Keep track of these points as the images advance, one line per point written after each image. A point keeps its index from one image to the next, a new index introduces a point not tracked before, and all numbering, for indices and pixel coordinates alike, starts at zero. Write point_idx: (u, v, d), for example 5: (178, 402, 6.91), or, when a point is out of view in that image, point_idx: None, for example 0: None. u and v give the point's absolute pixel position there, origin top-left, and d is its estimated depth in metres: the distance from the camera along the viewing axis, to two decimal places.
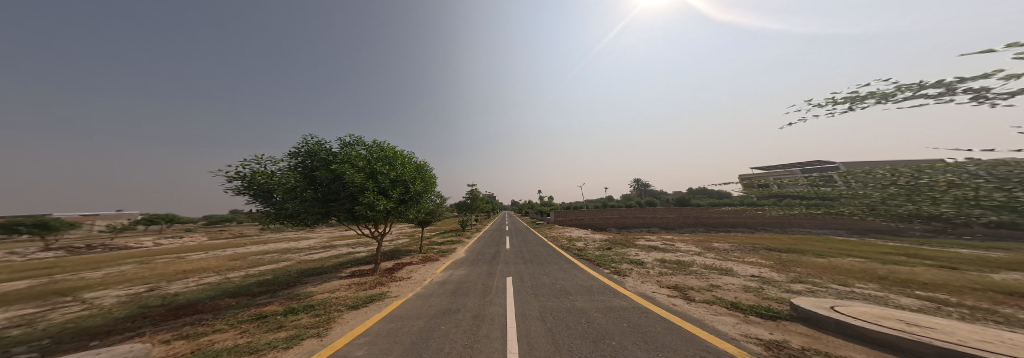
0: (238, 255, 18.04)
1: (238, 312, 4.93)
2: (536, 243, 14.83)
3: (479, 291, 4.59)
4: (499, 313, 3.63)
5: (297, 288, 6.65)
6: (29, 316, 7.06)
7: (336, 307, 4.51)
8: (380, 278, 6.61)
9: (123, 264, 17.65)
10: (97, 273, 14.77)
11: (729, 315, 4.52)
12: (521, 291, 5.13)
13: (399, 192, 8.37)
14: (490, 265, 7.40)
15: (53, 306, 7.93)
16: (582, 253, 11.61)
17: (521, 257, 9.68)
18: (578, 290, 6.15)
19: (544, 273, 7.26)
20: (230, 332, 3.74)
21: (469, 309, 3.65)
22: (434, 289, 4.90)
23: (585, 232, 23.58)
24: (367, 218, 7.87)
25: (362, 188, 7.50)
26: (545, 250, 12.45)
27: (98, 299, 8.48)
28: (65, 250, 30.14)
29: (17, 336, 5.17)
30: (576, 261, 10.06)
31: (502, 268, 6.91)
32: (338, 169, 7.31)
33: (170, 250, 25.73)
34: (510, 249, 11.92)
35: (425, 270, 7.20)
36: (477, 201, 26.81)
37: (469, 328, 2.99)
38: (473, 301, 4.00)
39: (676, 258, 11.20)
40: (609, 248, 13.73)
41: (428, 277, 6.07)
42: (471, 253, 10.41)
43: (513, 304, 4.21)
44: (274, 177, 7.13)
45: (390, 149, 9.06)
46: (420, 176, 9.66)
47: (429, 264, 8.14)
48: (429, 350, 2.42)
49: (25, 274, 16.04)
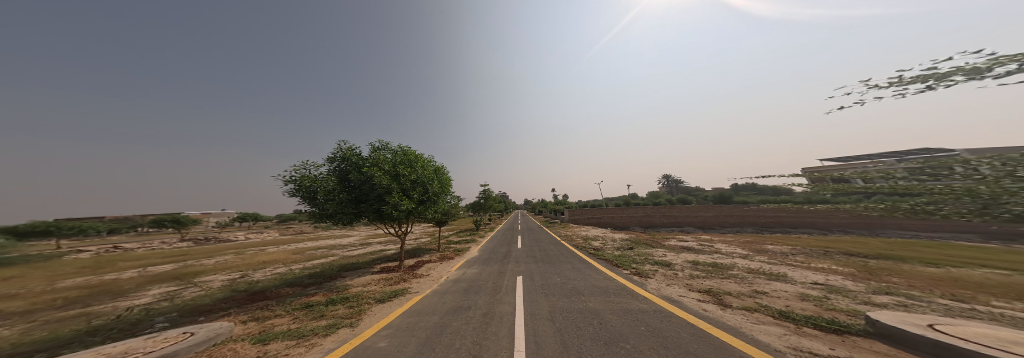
0: (299, 249, 20.80)
1: (292, 300, 5.76)
2: (552, 242, 14.91)
3: (489, 290, 4.84)
4: (507, 312, 3.84)
5: (338, 281, 7.52)
6: (168, 292, 9.06)
7: (366, 300, 5.08)
8: (403, 274, 7.22)
9: (224, 253, 21.70)
10: (210, 259, 18.37)
11: (777, 325, 4.23)
12: (531, 290, 5.30)
13: (419, 192, 8.97)
14: (503, 263, 7.68)
15: (182, 285, 10.09)
16: (598, 253, 11.43)
17: (532, 255, 9.81)
18: (592, 291, 6.16)
19: (556, 273, 7.34)
20: (287, 318, 4.43)
21: (479, 307, 3.92)
22: (448, 286, 5.28)
23: (602, 232, 23.02)
24: (392, 218, 8.53)
25: (388, 189, 8.17)
26: (559, 249, 12.47)
27: (209, 281, 10.55)
28: (188, 240, 37.93)
29: (160, 307, 6.70)
30: (592, 260, 9.98)
31: (512, 267, 7.12)
32: (368, 171, 8.05)
33: (254, 243, 30.76)
34: (525, 247, 12.15)
35: (442, 268, 7.67)
36: (489, 201, 27.32)
37: (479, 325, 3.25)
38: (483, 299, 4.26)
39: (711, 260, 10.55)
40: (630, 248, 13.37)
41: (444, 275, 6.48)
42: (483, 252, 10.69)
43: (522, 303, 4.41)
44: (317, 180, 8.04)
45: (411, 152, 9.71)
46: (437, 178, 10.24)
47: (446, 262, 8.61)
48: (442, 345, 2.70)
49: (161, 258, 20.55)
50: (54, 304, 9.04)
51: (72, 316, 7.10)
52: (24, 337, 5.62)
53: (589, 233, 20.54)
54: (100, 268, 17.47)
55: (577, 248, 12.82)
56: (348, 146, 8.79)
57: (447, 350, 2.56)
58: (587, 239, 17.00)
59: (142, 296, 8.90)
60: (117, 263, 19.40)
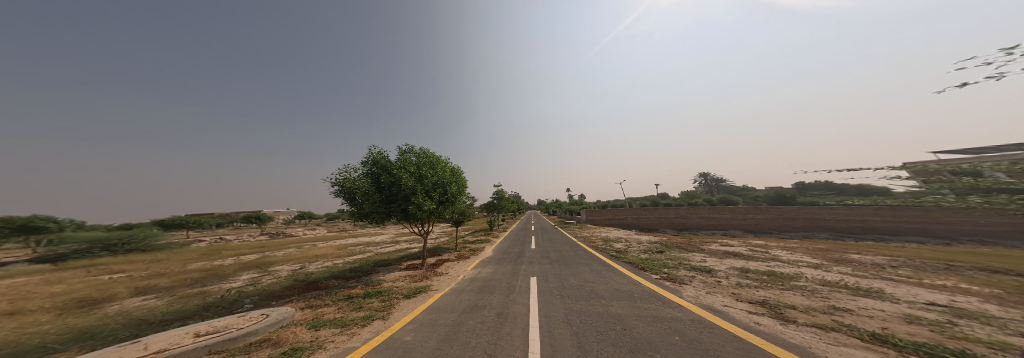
0: (343, 246, 23.21)
1: (338, 291, 6.52)
2: (569, 243, 14.75)
3: (504, 289, 4.99)
4: (523, 312, 3.96)
5: (374, 275, 8.29)
6: (255, 278, 10.89)
7: (395, 294, 5.56)
8: (426, 272, 7.72)
9: (290, 246, 25.33)
10: (281, 251, 21.66)
11: (869, 350, 3.39)
12: (546, 291, 5.38)
13: (439, 193, 9.50)
14: (520, 263, 7.80)
15: (261, 273, 12.03)
16: (621, 255, 10.97)
17: (546, 256, 9.79)
18: (614, 295, 5.99)
19: (572, 275, 7.25)
20: (333, 307, 5.05)
21: (494, 306, 4.08)
22: (465, 285, 5.52)
23: (628, 233, 21.83)
24: (416, 218, 9.14)
25: (413, 190, 8.80)
26: (577, 250, 12.23)
27: (278, 270, 12.39)
28: (265, 234, 45.21)
29: (246, 290, 8.12)
30: (614, 263, 9.61)
31: (526, 268, 7.18)
32: (395, 173, 8.77)
33: (312, 238, 35.35)
34: (542, 247, 12.22)
35: (459, 267, 8.03)
36: (503, 201, 27.64)
37: (493, 324, 3.40)
38: (498, 299, 4.43)
39: (767, 268, 9.45)
40: (659, 251, 12.54)
41: (461, 274, 6.77)
42: (496, 252, 10.84)
43: (537, 304, 4.49)
44: (354, 182, 8.95)
45: (432, 155, 10.30)
46: (455, 179, 10.71)
47: (464, 262, 8.97)
48: (459, 342, 2.91)
49: (248, 249, 24.79)
50: (183, 281, 11.51)
51: (193, 292, 8.98)
52: (166, 307, 7.24)
53: (613, 235, 19.67)
54: (209, 255, 21.81)
55: (596, 250, 12.43)
56: (378, 150, 9.63)
57: (463, 348, 2.75)
58: (609, 240, 16.46)
59: (236, 280, 10.82)
60: (220, 251, 24.03)
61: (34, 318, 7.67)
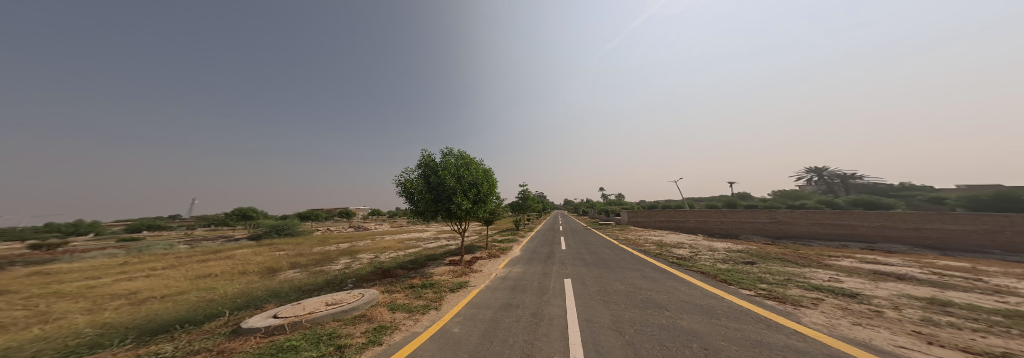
0: (404, 239, 26.81)
1: (403, 280, 7.58)
2: (609, 245, 13.74)
3: (536, 290, 4.96)
4: (559, 315, 3.87)
5: (427, 268, 9.34)
6: (353, 262, 13.76)
7: (443, 287, 6.17)
8: (464, 268, 8.30)
9: (368, 238, 30.76)
10: (365, 241, 26.63)
11: None
12: (584, 295, 5.13)
13: (475, 193, 10.11)
14: (557, 264, 7.65)
15: (352, 259, 14.95)
16: (685, 263, 9.61)
17: (581, 258, 9.25)
18: (683, 308, 5.02)
19: (618, 280, 6.65)
20: (400, 293, 5.93)
21: (528, 306, 4.12)
22: (498, 283, 5.70)
23: (689, 238, 18.85)
24: (455, 216, 9.91)
25: (454, 190, 9.63)
26: (621, 253, 11.17)
27: (362, 258, 15.17)
28: (353, 226, 56.36)
29: (347, 272, 10.32)
30: (678, 272, 8.37)
31: (558, 268, 7.01)
32: (440, 175, 9.71)
33: (383, 232, 42.29)
34: (578, 247, 11.77)
35: (491, 265, 8.40)
36: (528, 202, 27.36)
37: (529, 324, 3.45)
38: (531, 299, 4.44)
39: (999, 306, 5.42)
40: (736, 262, 10.38)
41: (494, 272, 7.07)
42: (525, 252, 10.84)
43: (573, 307, 4.33)
44: (411, 182, 10.19)
45: (468, 157, 10.96)
46: (488, 180, 11.17)
47: (496, 260, 9.34)
48: (498, 336, 3.04)
49: (344, 238, 31.49)
50: (310, 261, 15.43)
51: (317, 270, 11.92)
52: (307, 279, 9.79)
53: (668, 240, 17.11)
54: (323, 241, 28.70)
55: (647, 255, 11.12)
56: (427, 154, 10.76)
57: (501, 341, 2.88)
58: (663, 245, 14.50)
59: (337, 263, 13.79)
60: (328, 239, 31.31)
61: (252, 276, 11.79)
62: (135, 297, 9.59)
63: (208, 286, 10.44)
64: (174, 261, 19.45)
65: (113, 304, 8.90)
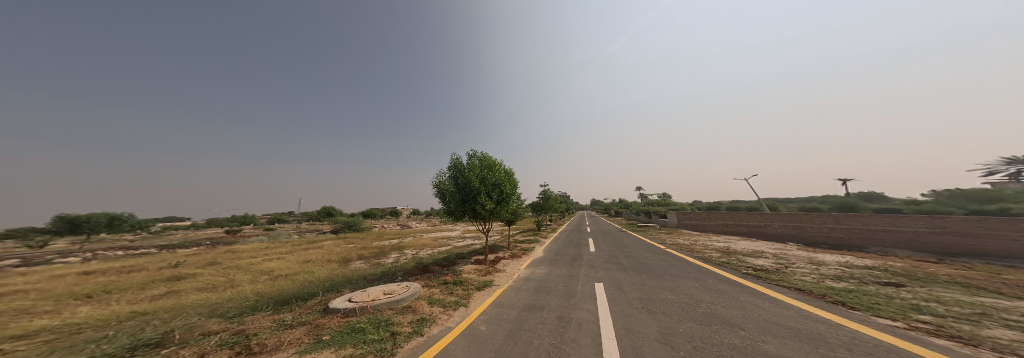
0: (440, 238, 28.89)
1: (437, 276, 8.17)
2: (651, 249, 12.45)
3: (561, 293, 4.67)
4: (589, 321, 3.55)
5: (457, 266, 9.89)
6: (400, 256, 15.42)
7: (471, 285, 6.47)
8: (488, 267, 8.54)
9: (410, 235, 34.06)
10: (408, 238, 29.52)
11: None
12: (619, 303, 4.67)
13: (498, 193, 10.32)
14: (591, 267, 7.21)
15: (400, 254, 16.75)
16: (755, 273, 8.06)
17: (613, 262, 8.55)
18: (759, 324, 4.00)
19: (661, 290, 5.89)
20: (435, 289, 6.41)
21: (553, 309, 3.71)
22: (521, 284, 5.67)
23: (754, 244, 15.85)
24: (480, 216, 10.30)
25: (478, 191, 10.00)
26: (667, 259, 9.97)
27: (408, 253, 16.86)
28: (399, 224, 63.37)
29: (396, 265, 11.67)
30: (750, 282, 6.99)
31: (586, 271, 6.60)
32: (466, 177, 10.20)
33: (422, 230, 46.39)
34: (613, 250, 10.97)
35: (514, 265, 8.43)
36: (550, 202, 26.57)
37: (556, 327, 2.96)
38: (557, 301, 4.13)
39: None
40: (820, 272, 8.35)
41: (517, 272, 7.07)
42: (549, 253, 10.60)
43: (606, 314, 3.97)
44: (442, 184, 10.98)
45: (491, 158, 11.22)
46: (509, 181, 11.28)
47: (519, 260, 9.33)
48: (525, 332, 2.61)
49: (393, 235, 35.62)
50: (369, 254, 17.86)
51: (375, 262, 13.76)
52: (369, 269, 11.42)
53: (718, 245, 14.83)
54: (377, 237, 32.90)
55: (704, 263, 9.56)
56: (455, 157, 11.40)
57: (529, 335, 2.54)
58: (719, 251, 12.48)
59: (389, 257, 15.67)
60: (382, 235, 35.80)
61: (333, 264, 14.29)
62: (278, 273, 12.69)
63: (310, 269, 13.02)
64: (291, 247, 25.10)
65: (263, 277, 11.90)
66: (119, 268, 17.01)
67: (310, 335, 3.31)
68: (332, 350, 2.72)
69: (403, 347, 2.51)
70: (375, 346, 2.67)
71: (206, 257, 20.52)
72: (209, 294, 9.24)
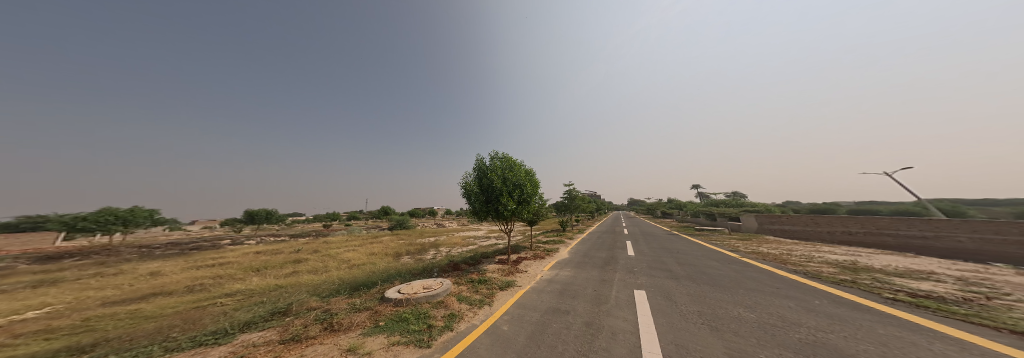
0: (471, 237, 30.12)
1: (465, 274, 8.51)
2: (712, 257, 10.56)
3: (590, 297, 4.10)
4: (626, 331, 3.09)
5: (483, 265, 10.16)
6: (436, 254, 16.66)
7: (494, 284, 6.60)
8: (511, 267, 8.52)
9: (446, 234, 36.52)
10: (445, 237, 31.71)
11: None
12: (664, 314, 4.03)
13: (518, 193, 10.23)
14: (633, 273, 6.47)
15: (436, 251, 18.10)
16: (867, 288, 6.11)
17: (655, 268, 7.57)
18: (877, 352, 2.99)
19: (719, 304, 4.93)
20: (463, 286, 6.72)
21: (580, 313, 3.22)
22: (543, 284, 5.47)
23: (855, 250, 12.14)
24: (502, 216, 10.37)
25: (500, 192, 10.04)
26: (731, 269, 8.35)
27: (442, 251, 18.09)
28: (437, 222, 68.75)
29: (433, 262, 12.65)
30: (859, 297, 5.35)
31: (620, 277, 5.93)
32: (488, 178, 10.35)
33: (456, 229, 49.26)
34: (661, 255, 9.67)
35: (537, 265, 8.25)
36: (576, 202, 24.95)
37: (584, 333, 2.73)
38: (584, 306, 3.55)
39: None
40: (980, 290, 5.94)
41: (539, 274, 6.84)
42: (577, 255, 10.00)
43: (647, 323, 3.42)
44: (467, 185, 11.38)
45: (511, 159, 11.13)
46: (530, 181, 11.05)
47: (542, 261, 9.07)
48: (548, 338, 2.48)
49: (432, 233, 38.83)
50: (412, 250, 19.82)
51: (416, 258, 15.16)
52: (415, 264, 12.72)
53: (804, 253, 11.74)
54: (419, 235, 36.31)
55: (781, 274, 7.72)
56: (479, 159, 11.67)
57: (552, 342, 2.40)
58: (803, 259, 9.97)
59: (427, 254, 17.09)
60: (422, 233, 39.39)
61: (386, 258, 16.38)
62: (356, 261, 15.39)
63: (368, 262, 15.14)
64: (362, 240, 29.91)
65: (344, 265, 14.35)
66: (270, 249, 23.18)
67: (371, 319, 3.83)
68: (383, 337, 3.07)
69: (439, 336, 2.72)
70: (415, 336, 2.90)
71: (313, 245, 26.15)
72: (314, 275, 11.66)
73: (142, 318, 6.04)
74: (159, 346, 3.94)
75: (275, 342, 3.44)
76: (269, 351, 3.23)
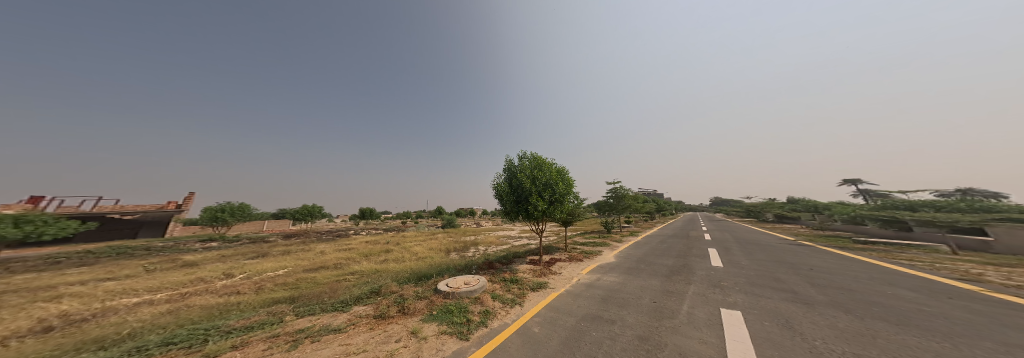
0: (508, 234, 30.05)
1: (499, 272, 8.36)
2: (873, 279, 6.88)
3: (648, 309, 3.32)
4: (704, 355, 2.28)
5: (516, 264, 9.69)
6: (473, 252, 17.17)
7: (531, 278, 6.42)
8: (543, 268, 7.74)
9: (487, 231, 37.83)
10: (485, 235, 32.72)
11: None
12: (776, 339, 2.84)
13: (549, 193, 9.34)
14: (718, 287, 4.83)
15: (474, 250, 18.63)
16: None
17: (755, 279, 5.55)
18: None
19: (891, 337, 3.13)
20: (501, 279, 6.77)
21: (630, 326, 2.65)
22: (584, 285, 4.91)
23: None
24: (532, 217, 9.55)
25: (530, 191, 9.28)
26: (918, 297, 5.25)
27: (479, 250, 18.50)
28: (481, 220, 72.53)
29: (470, 260, 13.04)
30: None
31: (695, 289, 4.61)
32: (516, 178, 9.65)
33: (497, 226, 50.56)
34: (770, 268, 6.92)
35: (573, 268, 7.33)
36: (623, 201, 21.41)
37: (634, 349, 2.21)
38: (637, 317, 2.90)
39: None
40: None
41: (576, 277, 5.94)
42: (630, 260, 8.44)
43: (742, 348, 2.47)
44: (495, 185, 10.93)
45: (540, 158, 10.27)
46: (562, 179, 10.05)
47: (579, 264, 8.02)
48: (583, 350, 2.11)
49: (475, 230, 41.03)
50: (455, 246, 21.21)
51: (456, 256, 16.03)
52: (458, 261, 13.45)
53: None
54: (464, 232, 38.88)
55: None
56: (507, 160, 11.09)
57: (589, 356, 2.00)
58: None
59: (466, 252, 17.85)
60: (467, 230, 42.23)
61: (436, 252, 18.13)
62: (414, 254, 17.59)
63: (420, 255, 17.07)
64: (420, 235, 34.41)
65: (409, 256, 16.72)
66: (371, 240, 29.17)
67: (428, 307, 4.31)
68: (436, 324, 3.41)
69: (475, 332, 2.80)
70: (457, 328, 3.10)
71: (392, 237, 31.81)
72: (399, 262, 14.06)
73: (316, 283, 8.72)
74: (318, 305, 5.56)
75: (370, 316, 4.31)
76: (366, 323, 4.06)
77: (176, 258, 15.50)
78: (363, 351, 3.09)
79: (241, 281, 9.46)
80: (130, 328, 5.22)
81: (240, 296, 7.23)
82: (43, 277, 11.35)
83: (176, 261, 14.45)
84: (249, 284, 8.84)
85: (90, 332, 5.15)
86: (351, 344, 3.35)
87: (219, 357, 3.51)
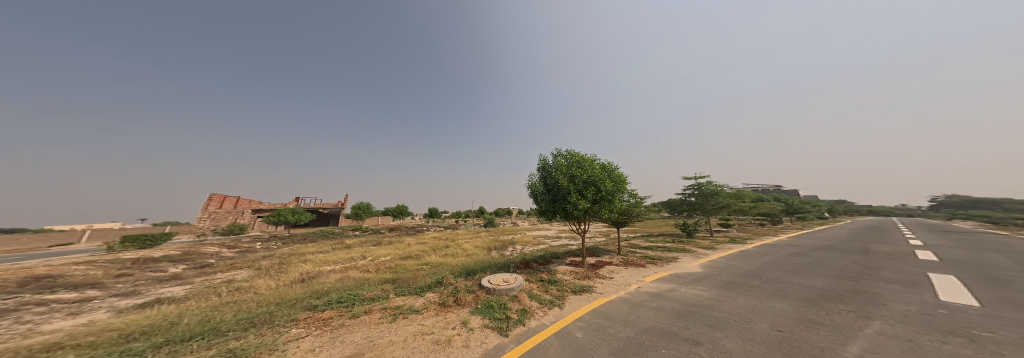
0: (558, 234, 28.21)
1: (540, 272, 7.77)
2: None
3: (767, 339, 2.12)
4: None
5: (558, 264, 8.81)
6: (514, 251, 16.92)
7: (577, 276, 5.66)
8: (591, 270, 6.70)
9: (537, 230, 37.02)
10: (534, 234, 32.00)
11: None
12: None
13: (592, 191, 8.08)
14: (948, 331, 2.62)
15: (520, 248, 18.30)
16: None
17: None
18: None
19: None
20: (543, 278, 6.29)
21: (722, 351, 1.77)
22: (648, 294, 3.82)
23: None
24: (573, 217, 8.52)
25: (568, 190, 8.21)
26: None
27: (523, 248, 17.99)
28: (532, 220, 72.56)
29: (511, 258, 12.79)
30: None
31: (882, 327, 2.65)
32: (551, 178, 8.73)
33: None
34: None
35: (633, 274, 5.89)
36: (710, 199, 16.00)
37: None
38: (741, 345, 1.89)
39: None
40: None
41: (635, 282, 4.76)
42: (730, 271, 5.99)
43: None
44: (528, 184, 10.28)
45: (578, 154, 9.01)
46: (608, 176, 8.55)
47: (642, 271, 6.38)
48: None
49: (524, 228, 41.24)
50: (502, 243, 21.72)
51: (500, 253, 16.28)
52: (500, 259, 13.54)
53: None
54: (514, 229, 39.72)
55: None
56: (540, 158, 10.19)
57: None
58: None
59: (509, 249, 17.84)
60: (518, 228, 43.05)
61: (483, 247, 19.21)
62: (464, 248, 19.22)
63: (471, 249, 18.49)
64: (475, 232, 37.76)
65: (462, 249, 18.51)
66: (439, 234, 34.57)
67: (477, 301, 4.45)
68: (482, 318, 3.45)
69: (514, 328, 2.65)
70: (498, 323, 3.03)
71: (453, 232, 36.56)
72: (459, 256, 15.79)
73: (404, 269, 11.00)
74: (408, 288, 6.92)
75: (435, 304, 4.84)
76: (432, 310, 4.58)
77: (343, 242, 23.54)
78: (432, 333, 3.49)
79: (372, 262, 13.19)
80: (328, 286, 8.23)
81: (369, 274, 10.10)
82: (298, 246, 19.89)
83: (343, 244, 22.06)
84: (372, 266, 11.93)
85: (314, 286, 8.51)
86: (424, 326, 3.85)
87: (357, 317, 4.93)
